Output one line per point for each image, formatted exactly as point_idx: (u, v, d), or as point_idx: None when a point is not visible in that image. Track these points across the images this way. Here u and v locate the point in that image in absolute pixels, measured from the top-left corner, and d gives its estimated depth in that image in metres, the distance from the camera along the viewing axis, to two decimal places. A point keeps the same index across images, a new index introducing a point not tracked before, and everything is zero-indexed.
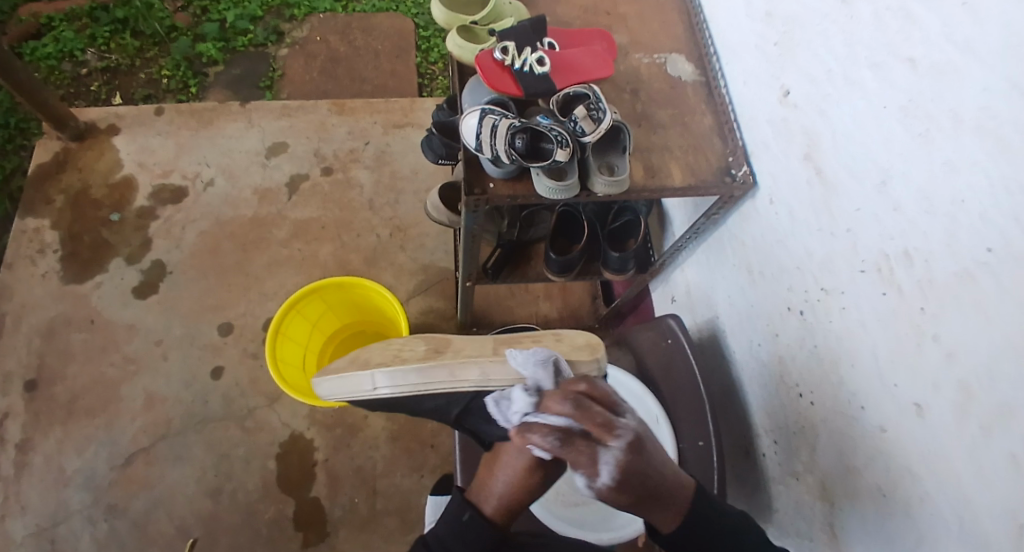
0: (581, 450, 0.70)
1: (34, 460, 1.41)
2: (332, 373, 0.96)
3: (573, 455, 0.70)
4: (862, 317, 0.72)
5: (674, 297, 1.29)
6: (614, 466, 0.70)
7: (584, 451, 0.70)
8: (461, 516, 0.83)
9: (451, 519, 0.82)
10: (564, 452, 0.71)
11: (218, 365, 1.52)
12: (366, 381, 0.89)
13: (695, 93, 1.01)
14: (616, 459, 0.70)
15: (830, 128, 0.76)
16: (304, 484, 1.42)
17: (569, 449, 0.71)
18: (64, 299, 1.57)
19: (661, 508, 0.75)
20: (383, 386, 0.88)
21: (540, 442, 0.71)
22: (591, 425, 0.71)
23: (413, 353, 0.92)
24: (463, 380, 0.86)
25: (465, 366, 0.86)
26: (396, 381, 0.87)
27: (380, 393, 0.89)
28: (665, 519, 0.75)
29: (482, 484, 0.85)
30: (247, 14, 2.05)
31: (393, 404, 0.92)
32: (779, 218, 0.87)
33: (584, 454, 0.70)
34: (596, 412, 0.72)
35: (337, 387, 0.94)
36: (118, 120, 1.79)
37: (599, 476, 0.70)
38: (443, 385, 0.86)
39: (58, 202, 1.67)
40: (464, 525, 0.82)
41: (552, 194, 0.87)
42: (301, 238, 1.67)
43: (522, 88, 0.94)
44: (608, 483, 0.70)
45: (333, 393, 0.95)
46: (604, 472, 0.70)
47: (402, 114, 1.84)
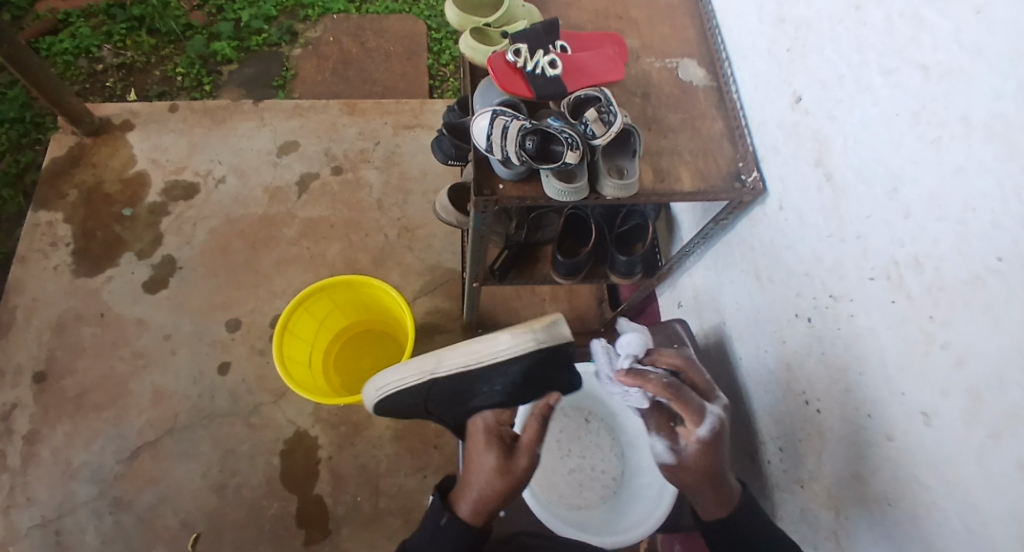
0: (690, 394, 0.82)
1: (42, 452, 1.42)
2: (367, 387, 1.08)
3: (687, 399, 0.82)
4: (870, 322, 0.72)
5: (681, 301, 1.29)
6: (716, 418, 0.83)
7: (696, 398, 0.82)
8: (439, 520, 0.83)
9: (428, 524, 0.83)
10: (678, 392, 0.81)
11: (225, 362, 1.53)
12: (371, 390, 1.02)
13: (705, 98, 1.01)
14: (717, 414, 0.84)
15: (841, 133, 0.76)
16: (307, 482, 1.42)
17: (682, 392, 0.81)
18: (75, 293, 1.58)
19: (716, 491, 0.81)
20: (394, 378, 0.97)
21: (658, 384, 0.81)
22: (698, 381, 0.88)
23: None
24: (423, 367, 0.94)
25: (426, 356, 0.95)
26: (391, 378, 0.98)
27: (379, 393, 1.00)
28: (714, 506, 0.82)
29: (459, 489, 0.86)
30: (262, 14, 2.07)
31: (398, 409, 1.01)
32: (788, 222, 0.87)
33: (694, 399, 0.82)
34: (702, 373, 0.89)
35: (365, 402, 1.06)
36: (132, 117, 1.81)
37: (700, 424, 0.82)
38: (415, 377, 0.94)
39: (71, 197, 1.69)
40: (440, 528, 0.82)
41: (561, 196, 0.87)
42: (310, 236, 1.68)
43: (533, 90, 0.94)
44: (705, 432, 0.82)
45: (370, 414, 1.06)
46: (706, 420, 0.82)
47: (413, 115, 1.85)
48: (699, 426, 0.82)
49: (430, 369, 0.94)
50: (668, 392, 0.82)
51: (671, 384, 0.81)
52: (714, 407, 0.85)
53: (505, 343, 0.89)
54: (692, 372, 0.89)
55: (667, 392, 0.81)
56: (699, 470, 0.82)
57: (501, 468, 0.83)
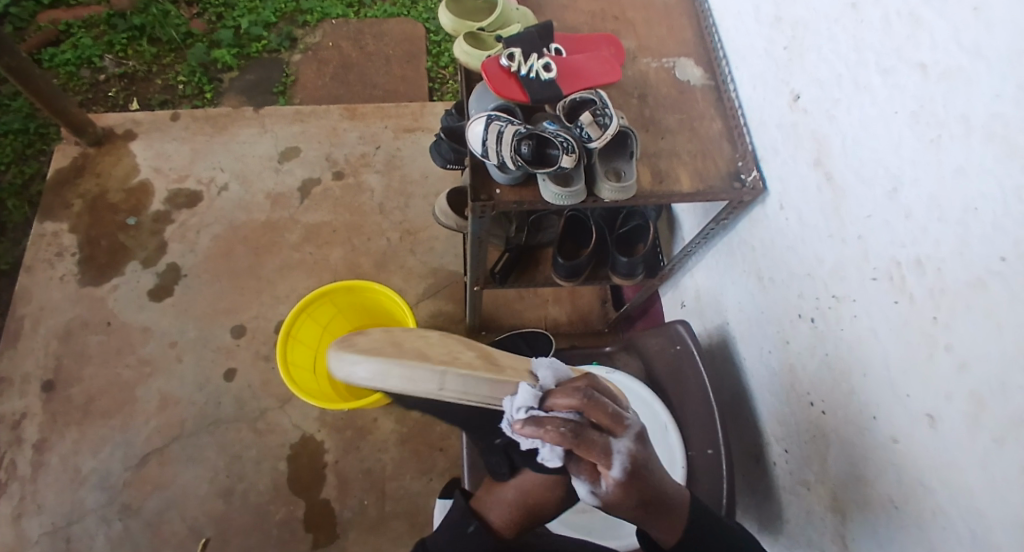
0: (592, 437, 0.75)
1: (50, 460, 1.43)
2: (395, 368, 0.86)
3: (588, 441, 0.75)
4: (873, 325, 0.72)
5: (683, 302, 1.29)
6: (625, 456, 0.76)
7: (600, 440, 0.75)
8: (466, 527, 0.91)
9: (456, 528, 0.91)
10: (577, 438, 0.75)
11: (231, 367, 1.54)
12: (433, 380, 0.85)
13: (704, 97, 1.01)
14: (626, 450, 0.76)
15: (840, 133, 0.75)
16: (313, 486, 1.43)
17: (582, 435, 0.75)
18: (81, 302, 1.59)
19: (658, 515, 0.80)
20: (453, 389, 0.85)
21: (554, 431, 0.75)
22: (603, 418, 0.77)
23: (467, 359, 0.90)
24: None
25: (530, 384, 0.89)
26: (467, 388, 0.86)
27: (448, 396, 0.86)
28: (663, 529, 0.81)
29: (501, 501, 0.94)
30: (261, 21, 2.08)
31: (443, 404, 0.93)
32: (789, 223, 0.87)
33: (596, 439, 0.75)
34: (607, 407, 0.78)
35: (366, 370, 0.87)
36: (135, 127, 1.82)
37: (610, 465, 0.75)
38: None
39: (76, 206, 1.70)
40: (467, 535, 0.90)
41: (558, 200, 0.87)
42: (312, 242, 1.69)
43: (527, 95, 0.94)
44: (617, 475, 0.75)
45: (372, 378, 0.87)
46: (615, 462, 0.75)
47: (412, 118, 1.85)
48: (610, 468, 0.76)
49: None
50: (568, 438, 0.75)
51: (569, 430, 0.75)
52: (625, 442, 0.77)
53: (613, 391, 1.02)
54: (593, 410, 0.78)
55: (566, 439, 0.75)
56: (625, 504, 0.78)
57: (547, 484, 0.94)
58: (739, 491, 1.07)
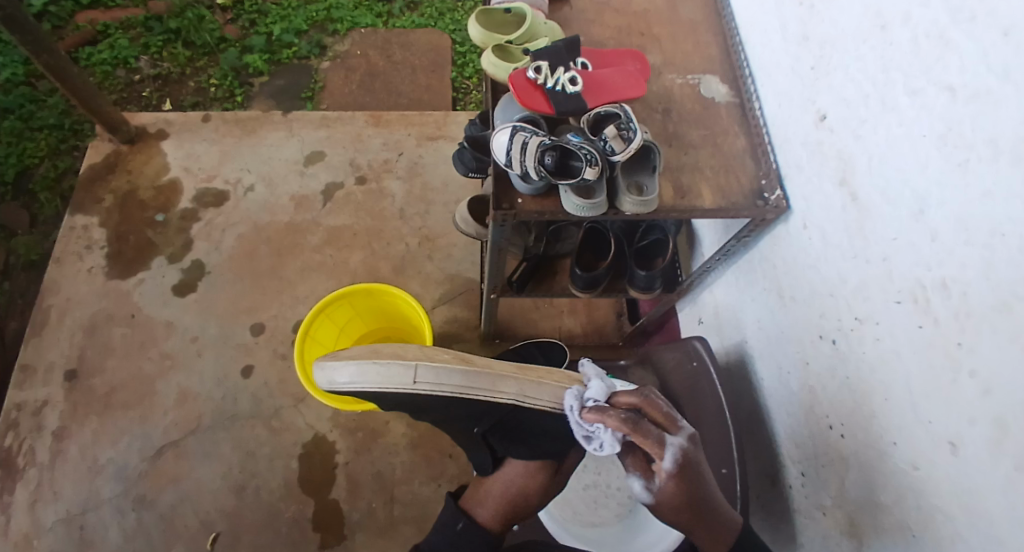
0: (651, 428, 0.79)
1: (70, 448, 1.46)
2: (372, 367, 0.88)
3: (646, 430, 0.78)
4: (896, 347, 0.71)
5: (701, 318, 1.28)
6: (678, 450, 0.79)
7: (656, 430, 0.79)
8: (456, 525, 0.95)
9: (447, 528, 0.95)
10: (635, 425, 0.79)
11: (249, 365, 1.56)
12: (405, 374, 0.86)
13: (728, 114, 1.01)
14: (680, 445, 0.79)
15: (866, 153, 0.76)
16: (324, 486, 1.44)
17: (640, 423, 0.79)
18: (107, 295, 1.63)
19: (705, 519, 0.81)
20: (425, 381, 0.86)
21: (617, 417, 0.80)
22: (659, 415, 0.81)
23: (443, 357, 0.91)
24: (501, 392, 0.88)
25: (504, 378, 0.88)
26: (439, 380, 0.86)
27: (422, 390, 0.86)
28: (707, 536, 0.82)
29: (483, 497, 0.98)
30: (293, 28, 2.13)
31: (419, 402, 0.90)
32: (812, 242, 0.87)
33: (653, 430, 0.79)
34: (661, 405, 0.82)
35: (349, 373, 0.90)
36: (167, 127, 1.87)
37: (664, 457, 0.78)
38: (483, 395, 0.87)
39: (107, 202, 1.75)
40: (457, 532, 0.94)
41: (579, 211, 0.88)
42: (333, 245, 1.71)
43: (553, 106, 0.95)
44: (669, 465, 0.78)
45: (354, 380, 0.89)
46: (668, 453, 0.78)
47: (436, 127, 1.88)
48: (663, 460, 0.78)
49: (512, 395, 0.88)
50: (628, 426, 0.79)
51: (629, 417, 0.79)
52: (678, 438, 0.80)
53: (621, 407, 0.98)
54: (650, 405, 0.82)
55: (625, 426, 0.79)
56: (675, 501, 0.80)
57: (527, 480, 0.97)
58: (753, 512, 1.06)
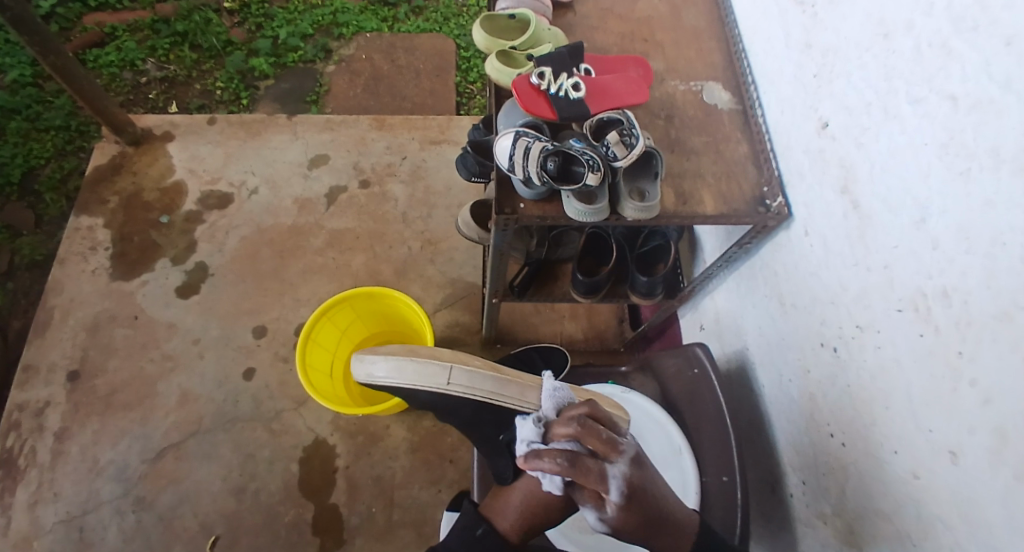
0: (588, 465, 0.77)
1: (70, 449, 1.46)
2: (409, 364, 0.98)
3: (586, 469, 0.77)
4: (896, 355, 0.71)
5: (702, 324, 1.28)
6: (620, 480, 0.77)
7: (595, 467, 0.77)
8: (475, 531, 0.90)
9: (465, 533, 0.90)
10: (574, 467, 0.77)
11: (250, 367, 1.57)
12: (441, 374, 0.97)
13: (731, 121, 1.01)
14: (621, 473, 0.78)
15: (867, 161, 0.76)
16: (323, 490, 1.44)
17: (579, 464, 0.77)
18: (110, 295, 1.64)
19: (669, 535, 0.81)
20: (457, 382, 0.96)
21: (554, 461, 0.76)
22: (597, 443, 0.79)
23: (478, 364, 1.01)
24: (527, 400, 0.96)
25: (531, 388, 0.97)
26: (472, 383, 0.96)
27: (455, 389, 0.96)
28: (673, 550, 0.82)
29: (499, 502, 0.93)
30: (299, 32, 2.14)
31: (450, 406, 1.00)
32: (813, 250, 0.87)
33: (592, 466, 0.77)
34: (600, 432, 0.80)
35: (386, 369, 1.00)
36: (173, 129, 1.88)
37: (608, 490, 0.77)
38: (510, 402, 0.96)
39: (111, 203, 1.76)
40: (476, 538, 0.89)
41: (580, 216, 0.88)
42: (335, 247, 1.72)
43: (556, 112, 0.96)
44: (616, 498, 0.77)
45: (391, 375, 0.99)
46: (612, 487, 0.77)
47: (439, 131, 1.88)
48: (608, 492, 0.77)
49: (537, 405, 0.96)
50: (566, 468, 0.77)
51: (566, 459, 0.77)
52: (620, 466, 0.79)
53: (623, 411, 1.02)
54: (588, 436, 0.79)
55: (562, 469, 0.76)
56: (629, 523, 0.80)
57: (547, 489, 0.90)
58: (754, 521, 1.06)
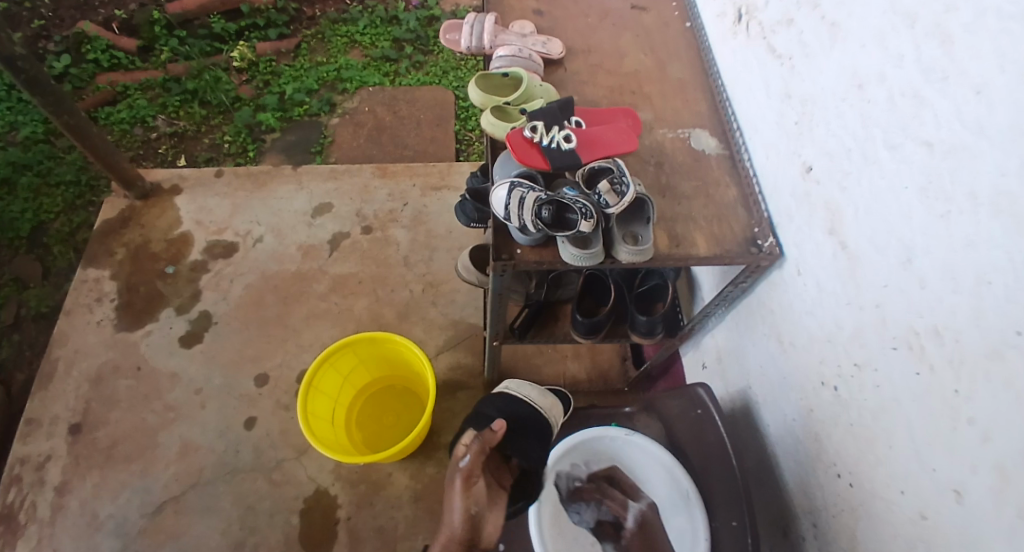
0: (616, 491, 1.03)
1: (70, 503, 1.45)
2: None
3: (612, 494, 1.02)
4: (895, 394, 0.72)
5: (704, 363, 1.29)
6: (638, 512, 1.01)
7: (620, 495, 1.03)
8: None
9: None
10: (603, 492, 1.03)
11: (252, 416, 1.57)
12: None
13: (719, 165, 1.05)
14: (640, 508, 1.01)
15: (852, 204, 0.78)
16: (324, 542, 1.42)
17: (607, 490, 1.03)
18: (114, 346, 1.65)
19: None
20: None
21: (589, 486, 1.03)
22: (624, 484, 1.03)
23: None
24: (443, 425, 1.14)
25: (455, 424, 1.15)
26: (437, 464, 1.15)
27: None
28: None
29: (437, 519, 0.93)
30: (305, 87, 2.22)
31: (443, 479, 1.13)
32: (807, 289, 0.88)
33: (617, 494, 1.03)
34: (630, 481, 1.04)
35: None
36: (181, 182, 1.93)
37: (626, 517, 1.01)
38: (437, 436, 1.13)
39: (119, 255, 1.80)
40: None
41: (576, 261, 0.90)
42: (338, 292, 1.74)
43: (548, 161, 0.97)
44: (631, 525, 1.00)
45: None
46: (629, 513, 1.01)
47: (440, 177, 1.93)
48: (626, 517, 1.01)
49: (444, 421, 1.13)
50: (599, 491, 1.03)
51: (598, 485, 1.03)
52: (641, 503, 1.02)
53: (510, 387, 1.05)
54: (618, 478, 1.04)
55: (595, 491, 1.02)
56: None
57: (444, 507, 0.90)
58: None
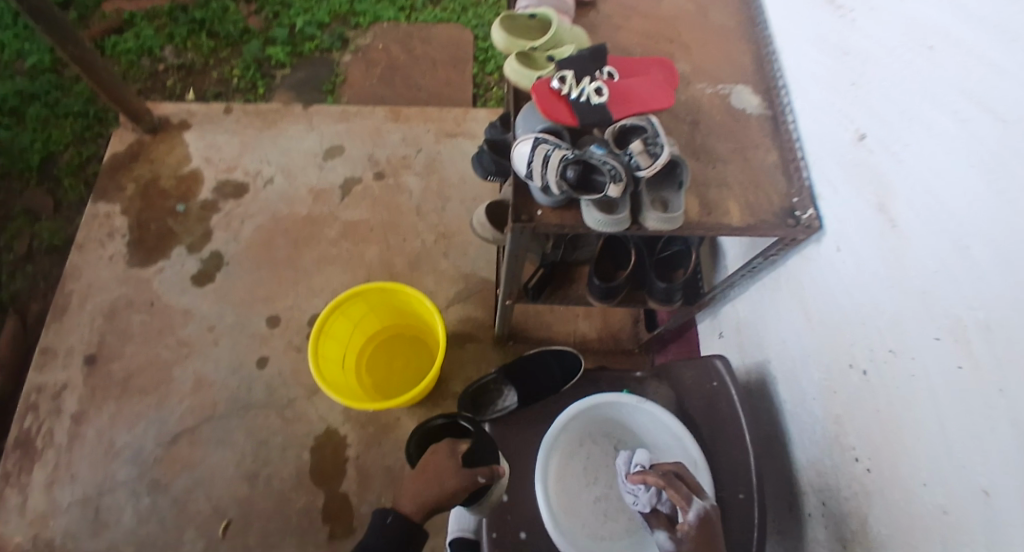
0: (683, 484, 0.88)
1: (87, 431, 1.49)
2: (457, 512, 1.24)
3: (676, 485, 0.87)
4: (930, 383, 0.70)
5: (721, 332, 1.27)
6: (702, 508, 0.84)
7: (685, 487, 0.87)
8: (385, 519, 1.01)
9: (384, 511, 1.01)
10: (668, 479, 0.89)
11: (264, 355, 1.58)
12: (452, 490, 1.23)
13: (760, 127, 0.99)
14: (704, 505, 0.85)
15: (907, 181, 0.74)
16: (334, 479, 1.45)
17: (672, 480, 0.88)
18: (127, 282, 1.66)
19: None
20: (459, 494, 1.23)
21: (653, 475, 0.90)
22: (691, 482, 0.90)
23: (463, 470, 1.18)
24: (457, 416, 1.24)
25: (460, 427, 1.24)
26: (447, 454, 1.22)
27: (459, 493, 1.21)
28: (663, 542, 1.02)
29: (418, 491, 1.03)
30: (316, 20, 2.13)
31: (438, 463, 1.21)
32: (847, 266, 0.85)
33: (683, 487, 0.87)
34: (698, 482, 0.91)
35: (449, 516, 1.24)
36: (190, 117, 1.88)
37: (687, 509, 0.85)
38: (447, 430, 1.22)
39: (129, 190, 1.78)
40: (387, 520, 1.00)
41: (600, 226, 0.87)
42: (349, 238, 1.72)
43: (576, 117, 0.92)
44: (690, 518, 0.84)
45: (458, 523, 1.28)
46: (692, 506, 0.85)
47: (454, 122, 1.87)
48: (687, 511, 0.85)
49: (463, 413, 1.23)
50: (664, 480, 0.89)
51: (665, 474, 0.89)
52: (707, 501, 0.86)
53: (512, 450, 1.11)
54: (685, 474, 0.91)
55: (659, 478, 0.89)
56: None
57: (438, 474, 1.03)
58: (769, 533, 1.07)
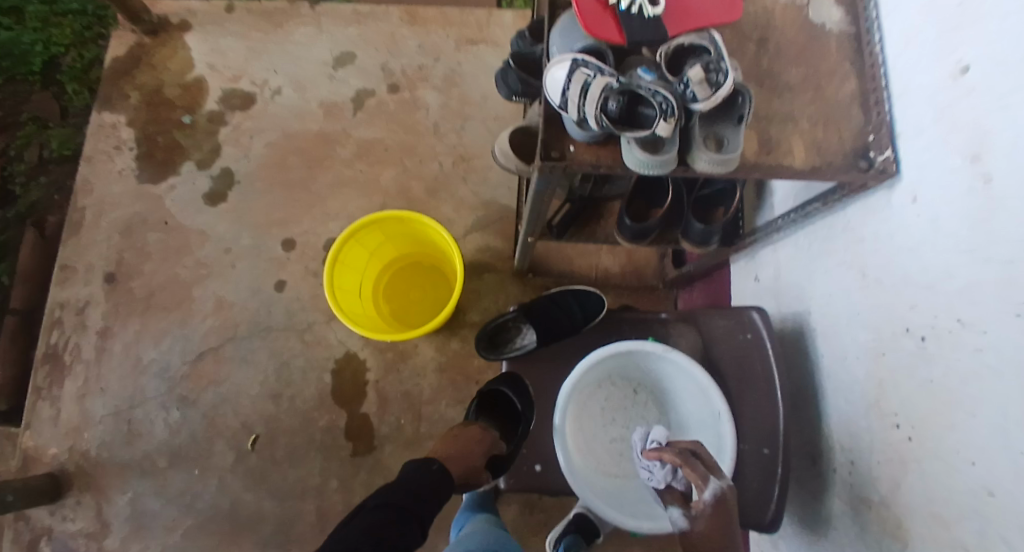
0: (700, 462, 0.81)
1: (114, 346, 1.49)
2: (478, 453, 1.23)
3: (693, 463, 0.80)
4: (998, 365, 0.61)
5: (758, 276, 1.16)
6: (719, 488, 0.77)
7: (702, 466, 0.80)
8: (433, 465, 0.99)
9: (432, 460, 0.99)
10: (685, 457, 0.81)
11: (281, 278, 1.53)
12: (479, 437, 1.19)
13: (839, 48, 0.82)
14: (721, 485, 0.78)
15: (1010, 127, 0.60)
16: (355, 401, 1.44)
17: (689, 458, 0.81)
18: (141, 198, 1.59)
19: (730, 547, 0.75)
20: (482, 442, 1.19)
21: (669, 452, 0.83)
22: (709, 459, 0.82)
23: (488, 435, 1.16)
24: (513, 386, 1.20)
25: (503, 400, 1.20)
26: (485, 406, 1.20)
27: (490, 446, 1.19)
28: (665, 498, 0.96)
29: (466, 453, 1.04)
30: None
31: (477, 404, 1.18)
32: (917, 220, 0.73)
33: (700, 465, 0.80)
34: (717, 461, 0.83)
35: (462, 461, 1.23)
36: (190, 17, 1.72)
37: (703, 488, 0.78)
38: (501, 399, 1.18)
39: (134, 98, 1.66)
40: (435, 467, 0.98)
41: (640, 167, 0.75)
42: (365, 159, 1.60)
43: (625, 35, 0.79)
44: (706, 498, 0.77)
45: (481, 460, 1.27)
46: (708, 486, 0.78)
47: (477, 28, 1.68)
48: (702, 491, 0.78)
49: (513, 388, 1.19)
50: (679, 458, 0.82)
51: (682, 451, 0.82)
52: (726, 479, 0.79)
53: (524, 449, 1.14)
54: (704, 453, 0.83)
55: (675, 456, 0.82)
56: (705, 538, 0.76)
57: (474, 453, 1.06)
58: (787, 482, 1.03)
